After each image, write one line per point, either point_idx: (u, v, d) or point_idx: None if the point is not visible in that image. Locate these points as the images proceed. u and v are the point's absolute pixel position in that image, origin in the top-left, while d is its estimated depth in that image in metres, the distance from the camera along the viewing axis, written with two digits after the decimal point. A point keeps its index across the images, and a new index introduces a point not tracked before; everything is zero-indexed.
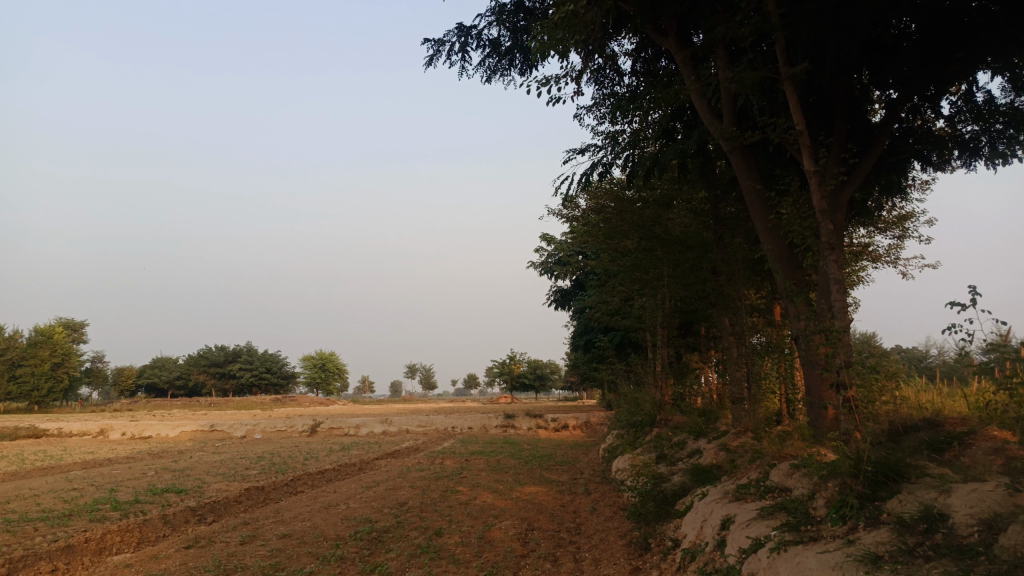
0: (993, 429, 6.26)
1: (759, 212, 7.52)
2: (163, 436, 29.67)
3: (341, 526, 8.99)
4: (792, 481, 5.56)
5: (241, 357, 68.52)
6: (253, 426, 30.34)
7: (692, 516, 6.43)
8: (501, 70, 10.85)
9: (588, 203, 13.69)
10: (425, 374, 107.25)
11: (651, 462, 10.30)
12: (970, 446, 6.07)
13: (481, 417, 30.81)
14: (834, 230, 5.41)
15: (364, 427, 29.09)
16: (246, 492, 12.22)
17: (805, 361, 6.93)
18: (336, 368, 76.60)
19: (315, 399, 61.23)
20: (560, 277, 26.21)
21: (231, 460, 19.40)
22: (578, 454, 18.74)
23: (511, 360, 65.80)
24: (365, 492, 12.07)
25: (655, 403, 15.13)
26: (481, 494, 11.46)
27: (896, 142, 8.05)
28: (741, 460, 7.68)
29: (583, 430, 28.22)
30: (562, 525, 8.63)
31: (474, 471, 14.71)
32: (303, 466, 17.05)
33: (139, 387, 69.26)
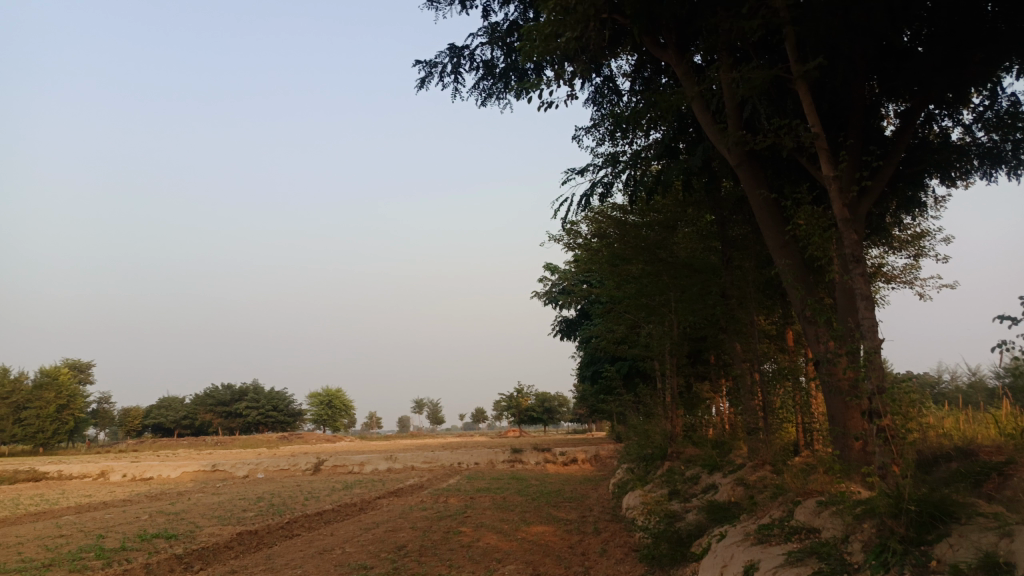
0: None
1: (772, 228, 7.12)
2: (165, 478, 29.05)
3: (334, 573, 8.42)
4: (822, 520, 5.05)
5: (248, 395, 67.98)
6: (256, 466, 29.70)
7: (710, 561, 5.87)
8: (495, 94, 10.54)
9: (591, 229, 13.28)
10: (432, 409, 106.23)
11: (664, 498, 9.70)
12: (1012, 477, 5.54)
13: (488, 451, 30.11)
14: (857, 239, 4.97)
15: (368, 464, 28.43)
16: (240, 537, 11.64)
17: (827, 388, 6.43)
18: (343, 405, 75.91)
19: (321, 436, 60.47)
20: (565, 308, 25.78)
21: (229, 501, 18.79)
22: (587, 489, 18.07)
23: (519, 393, 65.03)
24: (363, 534, 11.47)
25: (666, 435, 14.51)
26: (486, 535, 10.85)
27: (913, 152, 7.64)
28: (760, 495, 7.12)
29: (593, 464, 27.51)
30: (569, 569, 8.02)
31: (478, 510, 14.08)
32: (302, 507, 16.43)
33: (145, 428, 68.59)
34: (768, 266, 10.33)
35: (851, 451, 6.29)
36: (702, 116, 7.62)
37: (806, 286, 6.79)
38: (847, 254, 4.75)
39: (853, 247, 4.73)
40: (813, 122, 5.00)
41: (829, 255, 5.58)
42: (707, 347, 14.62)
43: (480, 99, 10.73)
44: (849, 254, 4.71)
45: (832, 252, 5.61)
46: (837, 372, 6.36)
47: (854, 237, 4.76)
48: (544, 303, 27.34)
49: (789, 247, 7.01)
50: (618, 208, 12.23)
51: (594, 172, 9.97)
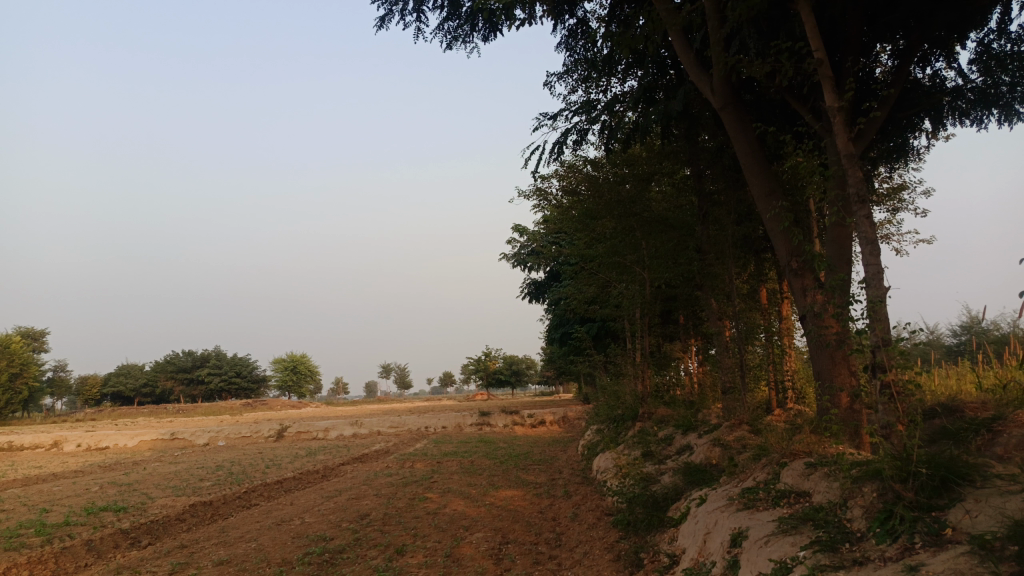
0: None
1: (757, 176, 6.68)
2: (122, 447, 28.18)
3: (291, 546, 7.90)
4: (813, 484, 4.68)
5: (210, 362, 66.69)
6: (217, 433, 28.96)
7: (691, 527, 5.49)
8: (460, 36, 9.84)
9: (561, 185, 12.76)
10: (400, 374, 105.82)
11: (637, 460, 9.35)
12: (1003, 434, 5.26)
13: (456, 415, 29.73)
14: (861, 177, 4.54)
15: (334, 430, 27.93)
16: (194, 508, 11.07)
17: (814, 342, 6.07)
18: (308, 371, 74.95)
19: (286, 402, 59.64)
20: (534, 269, 25.34)
21: (186, 470, 18.12)
22: (556, 452, 17.82)
23: (486, 356, 64.77)
24: (324, 503, 10.98)
25: (636, 396, 14.20)
26: (452, 501, 10.44)
27: (905, 95, 7.23)
28: (740, 457, 6.76)
29: (561, 425, 27.36)
30: (540, 536, 7.64)
31: (445, 474, 13.68)
32: (263, 475, 15.88)
33: (104, 396, 66.97)
34: (746, 220, 9.91)
35: (839, 410, 5.94)
36: (682, 53, 7.07)
37: (793, 235, 6.41)
38: (853, 193, 4.28)
39: (859, 185, 4.26)
40: (817, 45, 4.49)
41: (825, 196, 5.15)
42: (679, 306, 14.29)
43: (444, 42, 10.04)
44: (855, 193, 4.24)
45: (828, 193, 5.17)
46: (825, 325, 5.99)
47: (860, 173, 4.29)
48: (512, 265, 26.80)
49: (774, 195, 6.61)
50: (590, 161, 11.70)
51: (566, 120, 9.41)
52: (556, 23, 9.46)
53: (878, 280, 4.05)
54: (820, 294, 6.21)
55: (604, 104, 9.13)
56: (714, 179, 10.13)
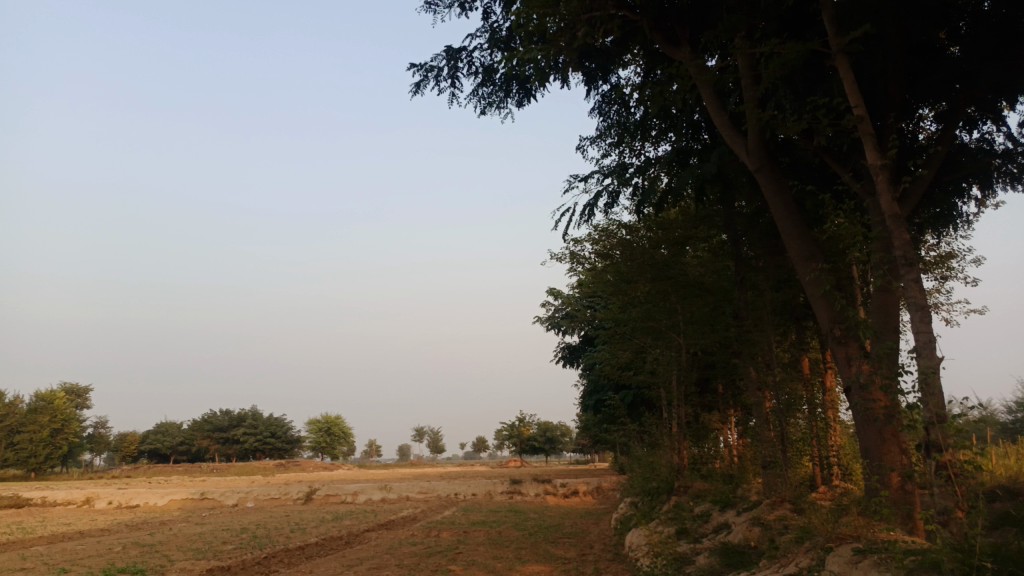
0: None
1: (795, 240, 6.41)
2: (152, 506, 28.06)
3: None
4: (864, 575, 4.24)
5: (246, 421, 66.95)
6: (246, 494, 28.70)
7: None
8: (494, 101, 9.90)
9: (595, 248, 12.61)
10: (433, 438, 104.90)
11: (671, 538, 8.83)
12: None
13: (488, 482, 29.06)
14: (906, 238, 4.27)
15: (363, 494, 27.48)
16: (211, 573, 10.76)
17: (860, 416, 5.67)
18: (342, 433, 74.66)
19: (319, 464, 59.27)
20: (568, 333, 25.05)
21: (211, 532, 17.84)
22: (588, 524, 17.16)
23: (520, 422, 63.85)
24: (345, 573, 10.59)
25: (672, 468, 13.63)
26: (476, 575, 9.97)
27: (950, 159, 6.96)
28: (781, 539, 6.29)
29: (594, 496, 26.51)
30: None
31: (471, 546, 13.18)
32: (286, 539, 15.52)
33: (141, 454, 67.41)
34: (786, 285, 9.58)
35: (888, 490, 5.50)
36: (715, 114, 6.95)
37: (835, 300, 6.09)
38: (899, 255, 4.00)
39: (907, 246, 3.98)
40: (856, 102, 4.31)
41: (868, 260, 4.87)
42: (716, 374, 13.83)
43: (478, 108, 10.11)
44: (901, 255, 3.96)
45: (871, 256, 4.89)
46: (873, 398, 5.60)
47: (907, 234, 4.02)
48: (546, 329, 26.54)
49: (813, 259, 6.32)
50: (624, 225, 11.55)
51: (599, 182, 9.31)
52: (589, 88, 9.47)
53: (930, 349, 3.71)
54: (866, 364, 5.84)
55: (638, 168, 9.02)
56: (750, 244, 9.87)
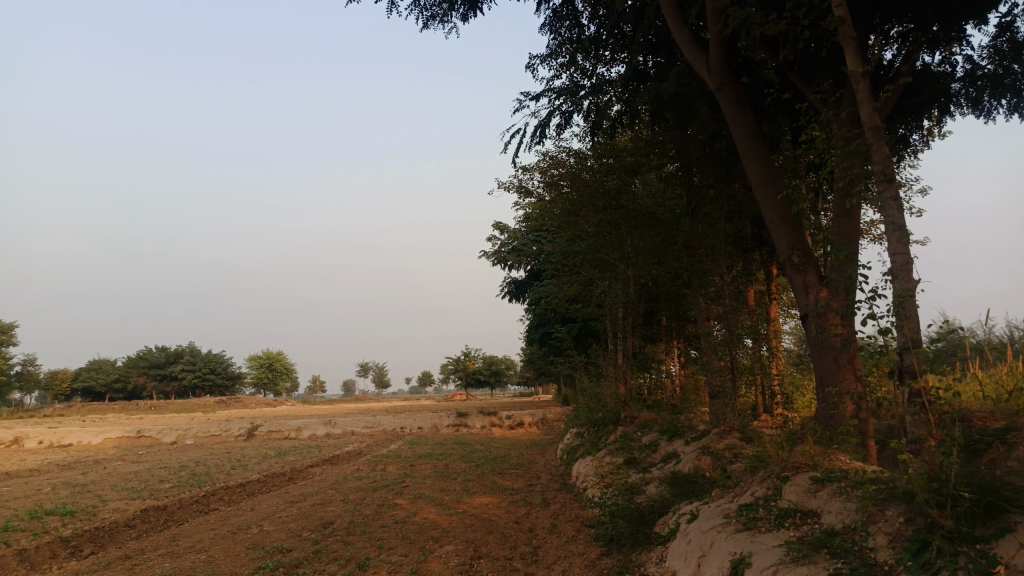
0: None
1: (756, 163, 6.15)
2: (85, 445, 27.13)
3: (243, 559, 7.20)
4: (825, 504, 4.13)
5: (184, 358, 65.37)
6: (185, 431, 28.05)
7: (681, 548, 4.91)
8: (438, 15, 9.24)
9: (544, 177, 12.19)
10: (378, 373, 104.87)
11: (619, 467, 8.76)
12: (1017, 447, 4.83)
13: (433, 415, 29.04)
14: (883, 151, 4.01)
15: (307, 429, 27.17)
16: (145, 513, 10.32)
17: (818, 343, 5.56)
18: (284, 369, 73.75)
19: (261, 400, 58.53)
20: (515, 267, 24.80)
21: (147, 470, 17.27)
22: (534, 455, 17.25)
23: (465, 356, 64.10)
24: (287, 509, 10.29)
25: (619, 399, 13.66)
26: (423, 508, 9.81)
27: (914, 81, 6.74)
28: (733, 468, 6.20)
29: (539, 427, 26.82)
30: (515, 550, 7.03)
31: (418, 479, 13.03)
32: (226, 477, 15.12)
33: (74, 391, 65.36)
34: (738, 215, 9.41)
35: (842, 418, 5.43)
36: (676, 27, 6.54)
37: (795, 227, 5.90)
38: (878, 171, 3.75)
39: (886, 161, 3.73)
40: (838, 2, 3.97)
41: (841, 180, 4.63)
42: (663, 306, 13.78)
43: (421, 21, 9.43)
44: (880, 169, 3.72)
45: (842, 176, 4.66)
46: (830, 325, 5.50)
47: (887, 148, 3.77)
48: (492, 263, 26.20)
49: (773, 183, 6.08)
50: (574, 153, 11.16)
51: (550, 104, 8.84)
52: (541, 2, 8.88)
53: (907, 271, 3.51)
54: (824, 292, 5.69)
55: (591, 88, 8.58)
56: (701, 173, 9.62)
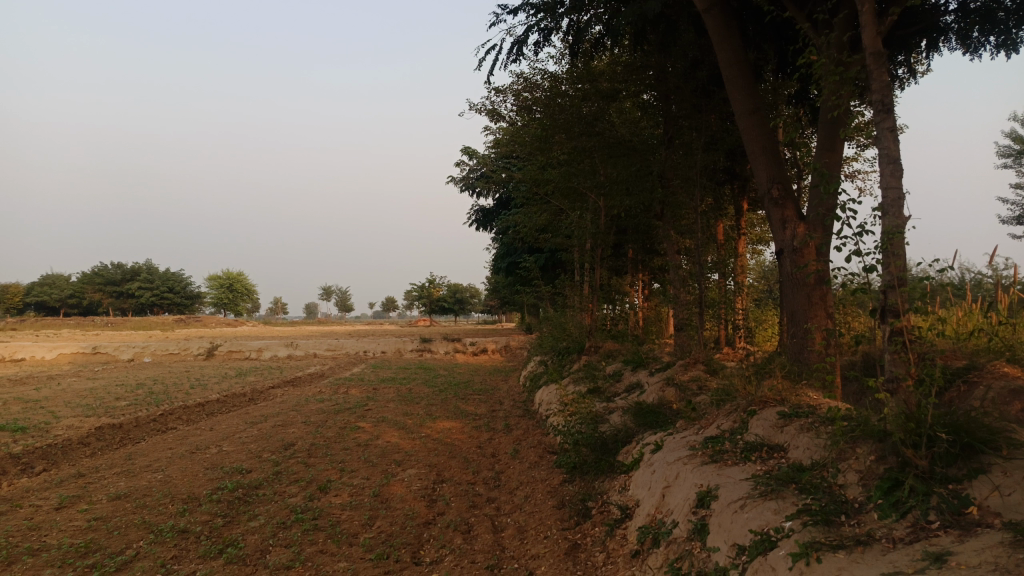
0: (1005, 367, 5.13)
1: (740, 91, 5.94)
2: (39, 360, 26.53)
3: (201, 479, 7.09)
4: (795, 439, 4.12)
5: (141, 275, 63.99)
6: (143, 349, 27.61)
7: (646, 477, 4.91)
8: None
9: (518, 100, 11.77)
10: (341, 297, 104.36)
11: (583, 396, 8.77)
12: (980, 386, 4.89)
13: (396, 340, 28.99)
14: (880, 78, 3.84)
15: (268, 350, 26.95)
16: (100, 431, 10.10)
17: (793, 278, 5.50)
18: (245, 290, 72.77)
19: (222, 320, 57.84)
20: (483, 194, 24.40)
21: (103, 387, 16.94)
22: (496, 382, 17.34)
23: (429, 283, 63.95)
24: (247, 430, 10.17)
25: (583, 329, 13.67)
26: (386, 431, 9.77)
27: (908, 10, 6.51)
28: (698, 400, 6.20)
29: (502, 354, 27.01)
30: (477, 475, 7.03)
31: (380, 403, 12.98)
32: (185, 396, 14.91)
33: (27, 305, 63.79)
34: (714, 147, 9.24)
35: (811, 354, 5.41)
36: None
37: (776, 159, 5.77)
38: (876, 100, 3.59)
39: (885, 90, 3.57)
40: None
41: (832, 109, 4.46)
42: (631, 239, 13.68)
43: None
44: (879, 99, 3.56)
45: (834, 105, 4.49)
46: (806, 261, 5.43)
47: (886, 76, 3.60)
48: (460, 189, 25.70)
49: (757, 113, 5.89)
50: (550, 76, 10.76)
51: (528, 20, 8.41)
52: None
53: (898, 207, 3.40)
54: (801, 228, 5.58)
55: (572, 5, 8.17)
56: (679, 102, 9.37)
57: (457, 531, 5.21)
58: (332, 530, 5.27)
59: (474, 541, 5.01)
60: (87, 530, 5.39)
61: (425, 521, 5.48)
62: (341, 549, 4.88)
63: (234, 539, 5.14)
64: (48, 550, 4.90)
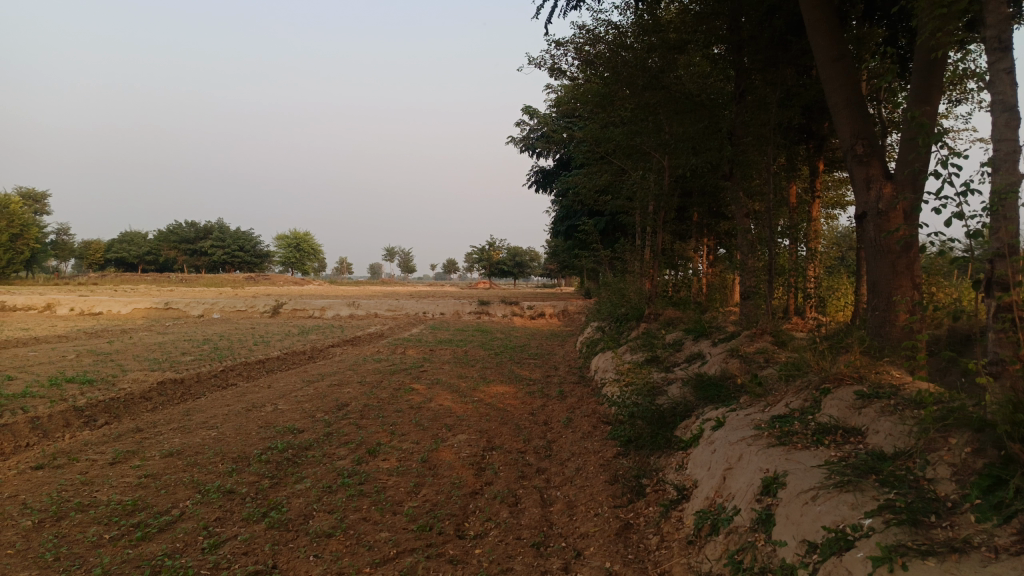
0: None
1: (823, 36, 5.40)
2: (115, 314, 27.62)
3: (253, 438, 7.09)
4: (876, 424, 3.71)
5: (213, 233, 65.94)
6: (212, 306, 28.43)
7: (706, 457, 4.57)
8: None
9: (580, 54, 11.23)
10: (404, 258, 105.63)
11: (641, 366, 8.42)
12: None
13: (454, 302, 28.99)
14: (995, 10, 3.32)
15: (330, 309, 27.36)
16: (162, 386, 10.31)
17: (876, 247, 5.01)
18: (311, 249, 74.28)
19: (288, 279, 59.22)
20: (544, 154, 23.91)
21: (171, 342, 17.45)
22: (553, 346, 17.08)
23: (490, 245, 63.91)
24: (303, 389, 10.22)
25: (644, 295, 13.22)
26: (439, 394, 9.65)
27: None
28: (764, 374, 5.79)
29: (560, 318, 26.74)
30: (528, 443, 6.81)
31: (436, 364, 12.90)
32: (246, 353, 15.18)
33: (108, 262, 66.78)
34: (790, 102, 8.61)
35: (893, 330, 4.93)
36: None
37: (860, 113, 5.25)
38: (991, 36, 3.10)
39: (1002, 25, 3.08)
40: None
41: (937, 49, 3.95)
42: (696, 202, 13.09)
43: None
44: (995, 35, 3.07)
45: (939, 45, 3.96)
46: (892, 228, 4.93)
47: (1005, 8, 3.09)
48: (521, 150, 25.23)
49: (842, 60, 5.34)
50: (614, 27, 10.21)
51: None
52: None
53: (1012, 162, 2.94)
54: (888, 188, 5.05)
55: None
56: (753, 54, 8.74)
57: (503, 504, 5.00)
58: (376, 497, 5.13)
59: (520, 515, 4.79)
60: (138, 486, 5.41)
61: (472, 492, 5.30)
62: (384, 518, 4.73)
63: (278, 502, 5.07)
64: (96, 507, 4.93)
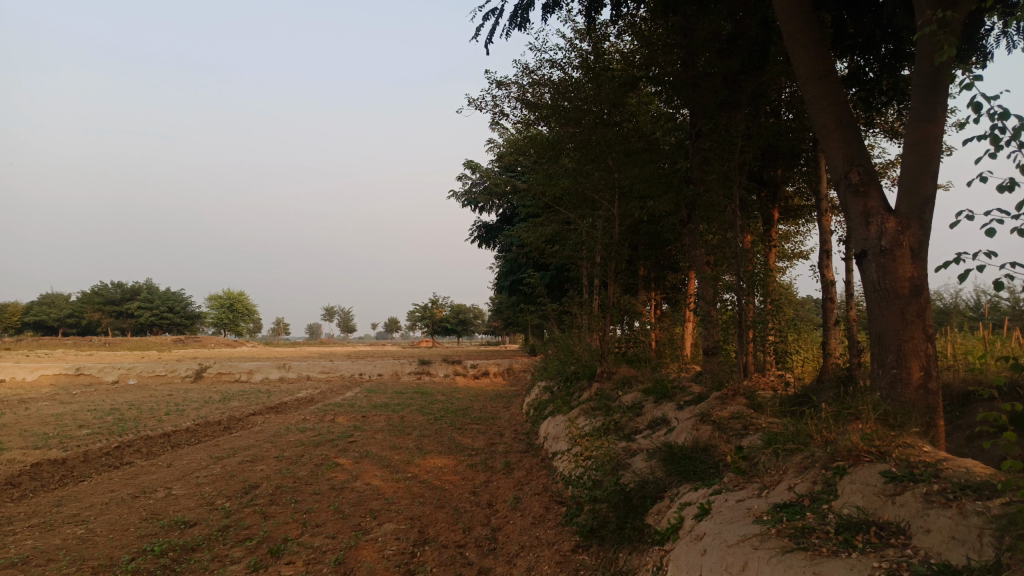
0: None
1: (806, 49, 4.72)
2: (19, 381, 25.13)
3: (129, 537, 5.76)
4: (925, 522, 2.81)
5: (140, 294, 62.80)
6: (129, 371, 26.32)
7: (694, 561, 3.55)
8: None
9: (523, 95, 10.55)
10: (343, 318, 103.16)
11: (598, 434, 7.42)
12: None
13: (393, 362, 27.54)
14: None
15: (259, 372, 25.62)
16: (39, 468, 8.75)
17: (882, 291, 4.23)
18: (245, 310, 71.56)
19: (220, 340, 56.55)
20: (486, 208, 23.20)
21: (72, 413, 15.59)
22: (498, 409, 15.95)
23: (432, 304, 62.64)
24: (209, 467, 8.83)
25: (595, 353, 12.32)
26: (368, 470, 8.43)
27: None
28: (747, 447, 4.87)
29: (504, 377, 25.65)
30: (469, 533, 5.69)
31: (368, 433, 11.60)
32: (154, 424, 13.55)
33: (24, 325, 62.81)
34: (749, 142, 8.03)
35: (906, 390, 4.08)
36: None
37: (852, 136, 4.54)
38: None
39: None
40: None
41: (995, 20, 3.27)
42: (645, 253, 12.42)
43: None
44: None
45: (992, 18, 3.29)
46: (899, 266, 4.17)
47: None
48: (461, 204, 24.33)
49: (829, 77, 4.66)
50: (559, 63, 9.58)
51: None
52: None
53: None
54: (890, 222, 4.29)
55: None
56: (710, 92, 8.16)
57: None
58: None
59: None
60: None
61: None
62: None
63: None
64: None
